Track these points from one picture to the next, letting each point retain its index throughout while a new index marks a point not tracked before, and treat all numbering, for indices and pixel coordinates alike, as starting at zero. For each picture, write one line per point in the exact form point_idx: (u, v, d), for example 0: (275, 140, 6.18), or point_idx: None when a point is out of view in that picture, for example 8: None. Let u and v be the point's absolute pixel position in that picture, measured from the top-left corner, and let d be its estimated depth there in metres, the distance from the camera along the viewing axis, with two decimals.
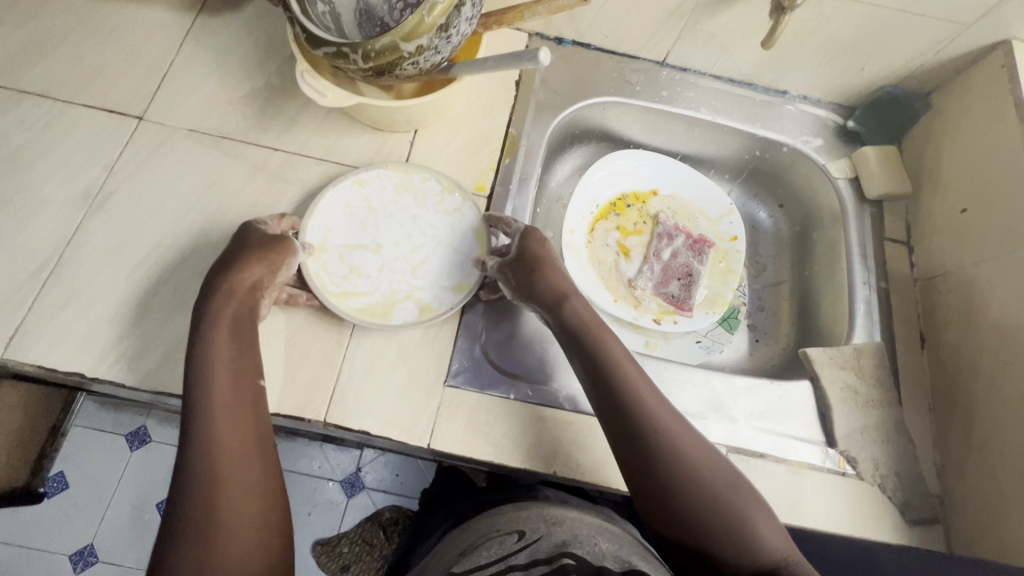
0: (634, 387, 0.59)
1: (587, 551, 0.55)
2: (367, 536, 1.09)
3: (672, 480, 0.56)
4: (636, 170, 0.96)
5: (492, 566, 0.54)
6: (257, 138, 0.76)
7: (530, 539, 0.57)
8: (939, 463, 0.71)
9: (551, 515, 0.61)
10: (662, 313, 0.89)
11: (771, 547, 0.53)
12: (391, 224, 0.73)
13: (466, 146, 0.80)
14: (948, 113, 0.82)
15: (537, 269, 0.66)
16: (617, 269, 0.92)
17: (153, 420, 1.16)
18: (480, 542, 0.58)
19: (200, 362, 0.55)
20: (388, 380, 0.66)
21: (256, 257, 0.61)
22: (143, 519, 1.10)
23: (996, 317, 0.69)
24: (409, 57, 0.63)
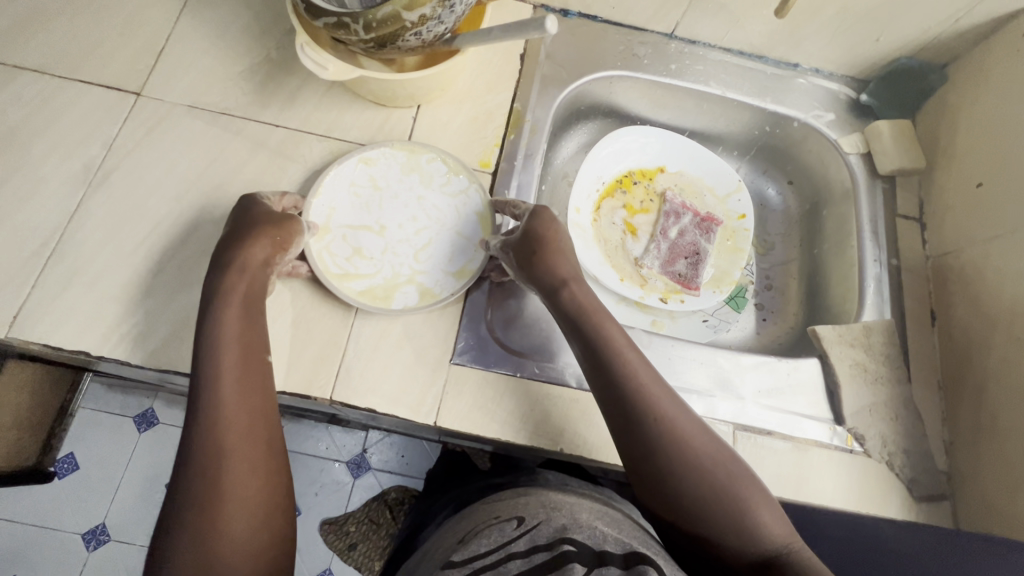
0: (635, 375, 0.57)
1: (588, 537, 0.54)
2: (374, 515, 1.08)
3: (671, 469, 0.54)
4: (642, 147, 0.94)
5: (491, 555, 0.53)
6: (257, 114, 0.75)
7: (529, 525, 0.56)
8: (947, 440, 0.70)
9: (550, 502, 0.60)
10: (669, 292, 0.88)
11: (772, 537, 0.52)
12: (395, 205, 0.72)
13: (470, 122, 0.78)
14: (966, 85, 0.80)
15: (541, 249, 0.62)
16: (623, 248, 0.91)
17: (160, 402, 1.16)
18: (479, 531, 0.58)
19: (207, 338, 0.55)
20: (393, 358, 0.65)
21: (265, 235, 0.60)
22: (154, 499, 1.11)
23: (1009, 293, 0.67)
24: (411, 28, 0.61)
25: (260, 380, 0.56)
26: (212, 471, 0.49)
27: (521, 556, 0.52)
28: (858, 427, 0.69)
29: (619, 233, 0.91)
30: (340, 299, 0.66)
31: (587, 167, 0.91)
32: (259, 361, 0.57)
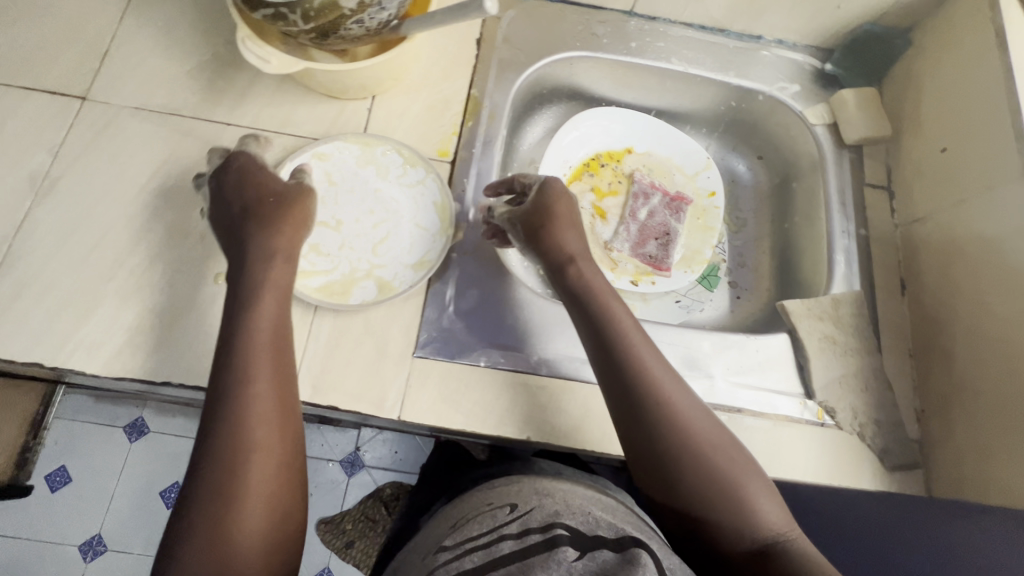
0: (639, 357, 0.57)
1: (579, 523, 0.55)
2: (370, 512, 1.07)
3: (670, 448, 0.53)
4: (607, 128, 0.93)
5: (484, 537, 0.55)
6: (208, 113, 0.73)
7: (522, 511, 0.57)
8: (919, 409, 0.70)
9: (543, 487, 0.61)
10: (639, 274, 0.87)
11: (766, 527, 0.51)
12: (352, 199, 0.70)
13: (427, 110, 0.77)
14: (929, 49, 0.78)
15: (554, 225, 0.65)
16: (593, 231, 0.89)
17: (149, 411, 1.15)
18: (472, 515, 0.60)
19: (238, 327, 0.55)
20: (355, 354, 0.65)
21: (295, 216, 0.62)
22: (149, 507, 1.11)
23: (975, 258, 0.67)
24: (351, 15, 0.59)
25: (286, 372, 0.55)
26: (228, 463, 0.49)
27: (514, 539, 0.54)
28: (828, 400, 0.68)
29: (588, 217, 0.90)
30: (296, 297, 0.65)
31: (552, 152, 0.89)
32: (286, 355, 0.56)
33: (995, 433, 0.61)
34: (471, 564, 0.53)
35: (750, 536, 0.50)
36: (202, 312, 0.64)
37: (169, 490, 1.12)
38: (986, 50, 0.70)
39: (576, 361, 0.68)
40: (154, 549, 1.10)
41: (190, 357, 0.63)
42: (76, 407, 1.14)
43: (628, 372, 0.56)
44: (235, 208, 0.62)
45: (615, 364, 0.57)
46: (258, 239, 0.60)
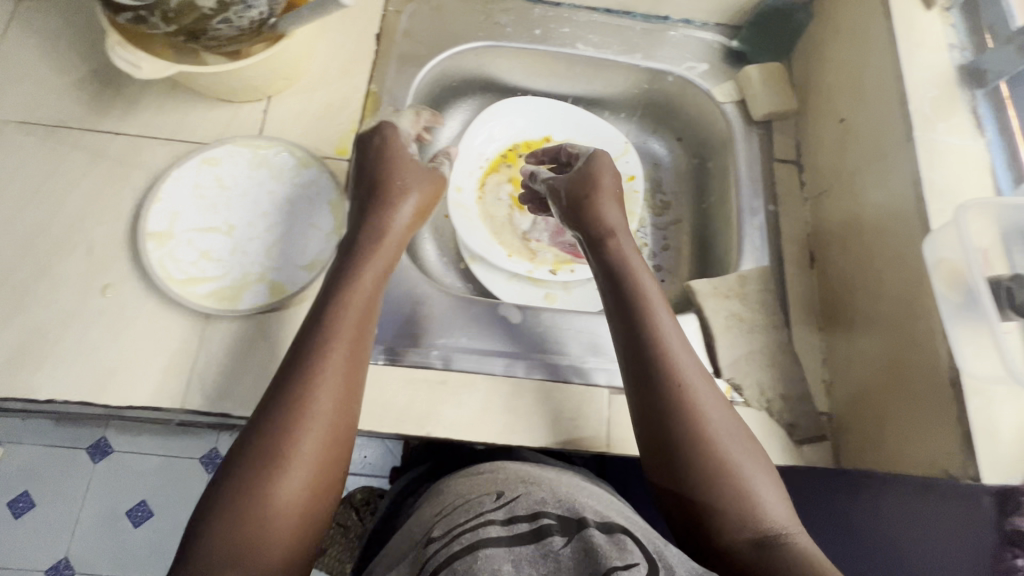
0: (664, 331, 0.58)
1: (564, 508, 0.49)
2: (342, 518, 0.98)
3: (697, 422, 0.53)
4: (522, 117, 0.92)
5: (468, 524, 0.48)
6: (96, 124, 0.72)
7: (507, 497, 0.51)
8: (828, 381, 0.70)
9: (529, 476, 0.56)
10: (559, 263, 0.87)
11: (771, 517, 0.48)
12: (244, 202, 0.69)
13: (324, 109, 0.76)
14: (827, 20, 0.78)
15: (592, 203, 0.71)
16: (510, 223, 0.88)
17: (112, 431, 1.13)
18: (459, 505, 0.53)
19: (324, 305, 0.56)
20: (248, 359, 0.63)
21: (419, 189, 0.68)
22: (115, 528, 1.09)
23: (871, 227, 0.66)
24: (213, 15, 0.58)
25: (361, 363, 0.55)
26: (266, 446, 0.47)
27: (500, 526, 0.47)
28: (735, 377, 0.68)
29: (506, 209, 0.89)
30: (183, 305, 0.63)
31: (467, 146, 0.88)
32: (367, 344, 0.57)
33: (893, 399, 0.60)
34: (459, 547, 0.46)
35: (754, 521, 0.48)
36: (90, 326, 0.63)
37: (135, 509, 1.11)
38: (873, 18, 0.69)
39: (478, 354, 0.67)
40: (123, 570, 1.08)
41: (76, 373, 0.61)
42: (34, 430, 1.11)
43: (656, 343, 0.57)
44: (363, 180, 0.67)
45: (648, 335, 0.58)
46: (382, 219, 0.64)
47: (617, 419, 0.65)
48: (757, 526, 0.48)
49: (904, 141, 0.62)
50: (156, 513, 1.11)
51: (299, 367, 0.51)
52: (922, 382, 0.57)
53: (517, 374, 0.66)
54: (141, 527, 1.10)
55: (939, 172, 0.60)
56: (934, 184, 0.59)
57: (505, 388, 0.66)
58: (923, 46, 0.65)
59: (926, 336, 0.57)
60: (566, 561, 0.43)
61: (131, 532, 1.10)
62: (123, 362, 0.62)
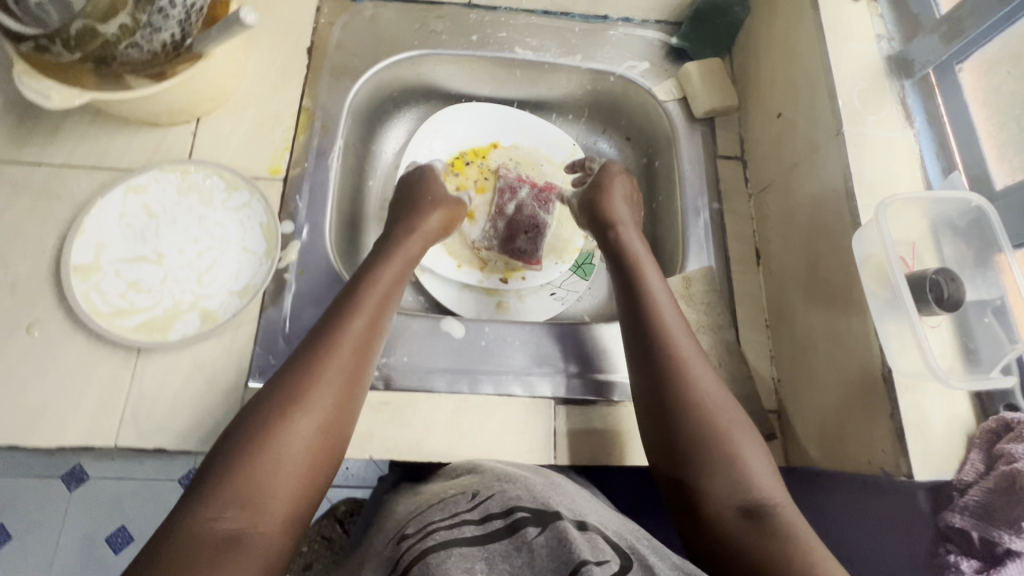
0: (667, 315, 0.63)
1: (537, 502, 0.48)
2: (325, 531, 0.96)
3: (698, 395, 0.57)
4: (468, 124, 0.90)
5: (442, 521, 0.48)
6: (16, 155, 0.69)
7: (482, 497, 0.50)
8: (775, 378, 0.70)
9: (504, 475, 0.54)
10: (511, 272, 0.86)
11: (763, 490, 0.52)
12: (174, 230, 0.67)
13: (256, 128, 0.74)
14: (762, 14, 0.78)
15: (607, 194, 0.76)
16: (459, 232, 0.87)
17: (86, 457, 1.10)
18: (435, 503, 0.52)
19: (349, 306, 0.61)
20: (184, 391, 0.62)
21: (449, 211, 0.76)
22: (95, 555, 1.08)
23: (808, 223, 0.65)
24: (118, 41, 0.56)
25: (367, 360, 0.59)
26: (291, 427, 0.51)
27: (474, 525, 0.47)
28: None
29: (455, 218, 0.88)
30: (111, 340, 0.62)
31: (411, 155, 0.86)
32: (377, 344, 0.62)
33: (832, 396, 0.60)
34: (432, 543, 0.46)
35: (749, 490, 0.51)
36: (16, 367, 0.61)
37: (116, 535, 1.09)
38: (803, 10, 0.69)
39: (420, 371, 0.66)
40: None
41: (3, 416, 0.59)
42: None
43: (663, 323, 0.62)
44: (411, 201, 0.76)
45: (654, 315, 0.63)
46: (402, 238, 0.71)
47: (564, 427, 0.65)
48: (748, 497, 0.51)
49: (834, 136, 0.62)
50: (136, 537, 1.10)
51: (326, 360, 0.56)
52: (857, 378, 0.56)
53: (462, 390, 0.66)
54: (121, 552, 1.09)
55: (868, 166, 0.59)
56: (863, 179, 0.59)
57: (449, 405, 0.65)
58: (851, 37, 0.65)
59: (859, 332, 0.56)
60: (539, 552, 0.43)
61: (112, 558, 1.09)
62: (53, 402, 0.60)
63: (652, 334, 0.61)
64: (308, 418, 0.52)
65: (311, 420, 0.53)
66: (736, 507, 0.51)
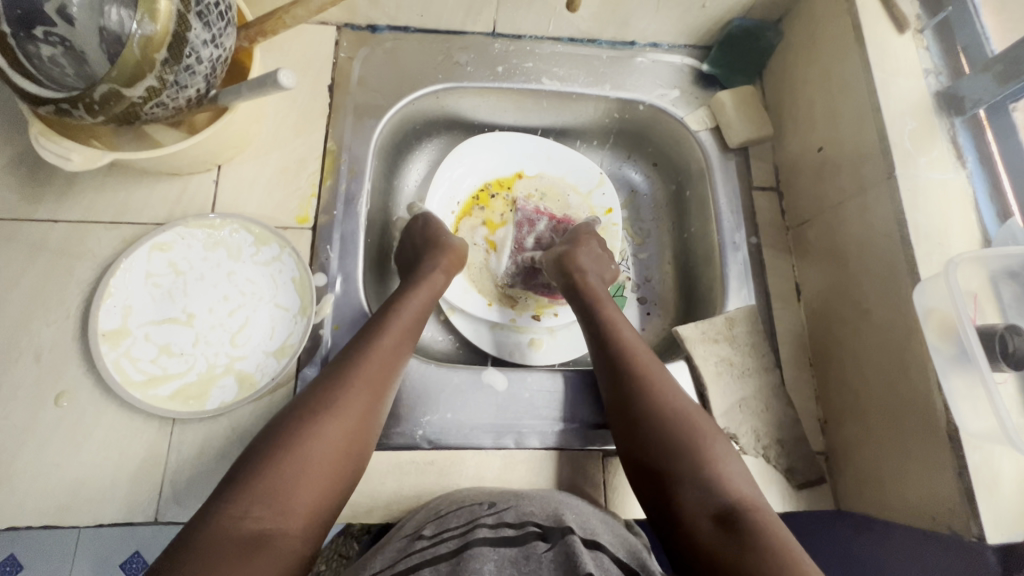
0: (631, 345, 0.64)
1: (550, 518, 0.52)
2: None
3: (663, 420, 0.57)
4: (494, 155, 0.88)
5: (459, 527, 0.51)
6: (31, 211, 0.66)
7: (499, 507, 0.54)
8: (822, 419, 0.69)
9: (522, 493, 0.58)
10: (543, 308, 0.84)
11: (740, 496, 0.52)
12: (202, 287, 0.65)
13: (280, 174, 0.71)
14: (798, 41, 0.76)
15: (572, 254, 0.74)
16: (487, 268, 0.84)
17: None
18: (453, 508, 0.56)
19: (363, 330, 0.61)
20: (224, 459, 0.60)
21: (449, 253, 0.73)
22: None
23: (856, 265, 0.64)
24: (144, 102, 0.53)
25: (396, 373, 0.60)
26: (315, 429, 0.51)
27: (488, 527, 0.50)
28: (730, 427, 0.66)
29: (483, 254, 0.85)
30: (146, 411, 0.59)
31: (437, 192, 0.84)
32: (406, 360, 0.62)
33: (886, 444, 0.59)
34: (446, 550, 0.49)
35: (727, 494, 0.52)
36: (46, 443, 0.59)
37: (129, 561, 1.10)
38: (847, 42, 0.67)
39: (465, 429, 0.65)
40: None
41: (36, 495, 0.57)
42: None
43: (626, 355, 0.62)
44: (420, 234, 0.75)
45: (616, 350, 0.63)
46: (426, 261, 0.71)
47: (615, 481, 0.64)
48: (727, 502, 0.52)
49: (885, 178, 0.60)
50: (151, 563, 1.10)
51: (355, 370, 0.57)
52: (915, 431, 0.56)
53: (508, 446, 0.64)
54: None
55: (923, 211, 0.58)
56: (919, 225, 0.58)
57: (496, 462, 0.63)
58: (898, 74, 0.63)
59: (918, 385, 0.55)
60: (546, 563, 0.46)
61: None
62: (87, 478, 0.58)
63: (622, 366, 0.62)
64: (335, 423, 0.53)
65: (342, 428, 0.53)
66: (711, 510, 0.51)
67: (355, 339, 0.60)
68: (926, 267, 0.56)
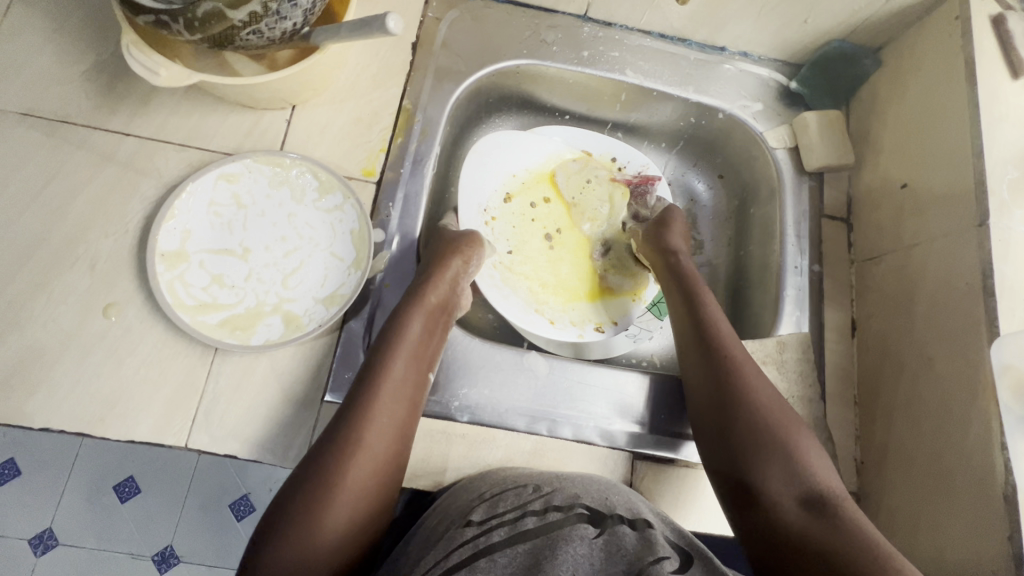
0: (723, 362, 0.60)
1: (598, 502, 0.54)
2: None
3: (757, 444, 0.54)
4: (522, 153, 0.80)
5: (509, 513, 0.52)
6: (103, 120, 0.66)
7: (544, 490, 0.55)
8: (860, 460, 0.67)
9: (561, 474, 0.59)
10: (604, 319, 0.78)
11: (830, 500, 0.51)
12: (263, 224, 0.64)
13: (353, 124, 0.70)
14: (898, 72, 0.73)
15: (674, 253, 0.72)
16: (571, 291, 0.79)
17: None
18: (497, 490, 0.55)
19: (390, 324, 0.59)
20: (259, 397, 0.60)
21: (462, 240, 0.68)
22: (101, 501, 1.11)
23: (927, 308, 0.62)
24: (244, 27, 0.52)
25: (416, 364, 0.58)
26: (349, 433, 0.51)
27: (537, 516, 0.52)
28: None
29: (524, 272, 0.77)
30: (192, 335, 0.59)
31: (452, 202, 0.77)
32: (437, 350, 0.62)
33: (932, 496, 0.57)
34: (498, 539, 0.49)
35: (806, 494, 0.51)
36: (89, 351, 0.59)
37: (123, 485, 1.12)
38: (956, 81, 0.64)
39: (500, 408, 0.64)
40: (107, 544, 1.10)
41: (72, 401, 0.57)
42: None
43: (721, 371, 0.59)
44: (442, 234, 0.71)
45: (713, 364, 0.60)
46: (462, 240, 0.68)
47: (641, 484, 0.64)
48: (809, 501, 0.51)
49: (975, 226, 0.58)
50: (146, 490, 1.13)
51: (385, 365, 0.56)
52: (966, 487, 0.54)
53: (541, 433, 0.64)
54: (129, 501, 1.12)
55: (1011, 266, 0.56)
56: (1005, 279, 0.56)
57: (526, 445, 0.63)
58: (1005, 121, 0.61)
59: (979, 440, 0.53)
60: (597, 549, 0.48)
61: (119, 505, 1.12)
62: (124, 392, 0.58)
63: (711, 361, 0.60)
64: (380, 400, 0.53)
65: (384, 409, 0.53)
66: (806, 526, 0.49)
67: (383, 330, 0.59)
68: (1006, 322, 0.54)
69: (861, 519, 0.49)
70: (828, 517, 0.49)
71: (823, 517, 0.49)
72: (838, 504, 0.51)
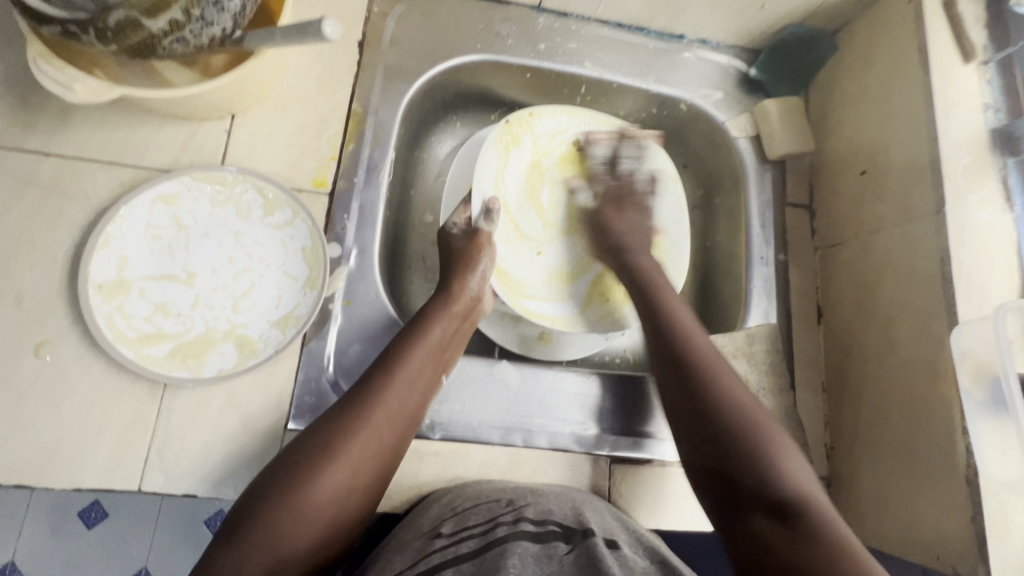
0: (690, 334, 0.58)
1: (569, 517, 0.53)
2: None
3: (727, 402, 0.52)
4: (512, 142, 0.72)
5: (480, 526, 0.52)
6: (19, 138, 0.60)
7: (516, 504, 0.54)
8: (830, 445, 0.68)
9: (533, 487, 0.57)
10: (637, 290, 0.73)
11: (794, 484, 0.47)
12: (207, 245, 0.60)
13: (299, 133, 0.66)
14: (855, 56, 0.73)
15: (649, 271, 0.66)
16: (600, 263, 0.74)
17: None
18: (469, 503, 0.54)
19: (406, 332, 0.58)
20: (215, 430, 0.56)
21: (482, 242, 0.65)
22: (66, 529, 1.03)
23: (889, 293, 0.63)
24: (164, 36, 0.48)
25: (427, 381, 0.56)
26: (350, 425, 0.50)
27: (507, 526, 0.51)
28: None
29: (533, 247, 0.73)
30: (136, 371, 0.55)
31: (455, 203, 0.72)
32: (448, 364, 0.60)
33: (901, 480, 0.58)
34: (468, 550, 0.50)
35: (730, 419, 0.51)
36: (23, 395, 0.54)
37: (87, 511, 1.04)
38: (910, 67, 0.64)
39: (474, 422, 0.63)
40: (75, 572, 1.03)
41: (9, 451, 0.53)
42: None
43: (689, 336, 0.58)
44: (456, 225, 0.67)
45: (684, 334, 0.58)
46: (471, 251, 0.64)
47: (620, 488, 0.63)
48: (784, 498, 0.46)
49: (933, 212, 0.59)
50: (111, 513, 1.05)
51: (398, 365, 0.55)
52: (929, 469, 0.56)
53: (516, 444, 0.62)
54: (94, 527, 1.04)
55: (968, 253, 0.57)
56: (962, 265, 0.56)
57: (502, 459, 0.62)
58: (958, 106, 0.62)
59: (942, 425, 0.55)
60: (568, 565, 0.48)
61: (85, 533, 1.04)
62: (67, 436, 0.54)
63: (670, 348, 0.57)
64: (380, 416, 0.52)
65: (382, 427, 0.51)
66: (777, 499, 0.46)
67: (403, 332, 0.59)
68: (965, 308, 0.55)
69: (837, 521, 0.45)
70: (741, 443, 0.49)
71: (804, 520, 0.44)
72: (761, 437, 0.50)
